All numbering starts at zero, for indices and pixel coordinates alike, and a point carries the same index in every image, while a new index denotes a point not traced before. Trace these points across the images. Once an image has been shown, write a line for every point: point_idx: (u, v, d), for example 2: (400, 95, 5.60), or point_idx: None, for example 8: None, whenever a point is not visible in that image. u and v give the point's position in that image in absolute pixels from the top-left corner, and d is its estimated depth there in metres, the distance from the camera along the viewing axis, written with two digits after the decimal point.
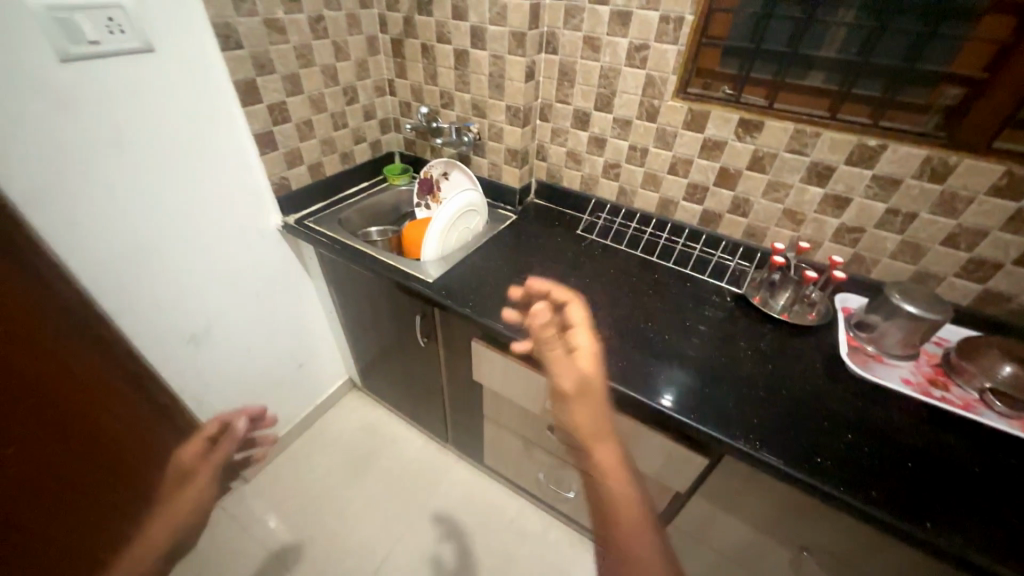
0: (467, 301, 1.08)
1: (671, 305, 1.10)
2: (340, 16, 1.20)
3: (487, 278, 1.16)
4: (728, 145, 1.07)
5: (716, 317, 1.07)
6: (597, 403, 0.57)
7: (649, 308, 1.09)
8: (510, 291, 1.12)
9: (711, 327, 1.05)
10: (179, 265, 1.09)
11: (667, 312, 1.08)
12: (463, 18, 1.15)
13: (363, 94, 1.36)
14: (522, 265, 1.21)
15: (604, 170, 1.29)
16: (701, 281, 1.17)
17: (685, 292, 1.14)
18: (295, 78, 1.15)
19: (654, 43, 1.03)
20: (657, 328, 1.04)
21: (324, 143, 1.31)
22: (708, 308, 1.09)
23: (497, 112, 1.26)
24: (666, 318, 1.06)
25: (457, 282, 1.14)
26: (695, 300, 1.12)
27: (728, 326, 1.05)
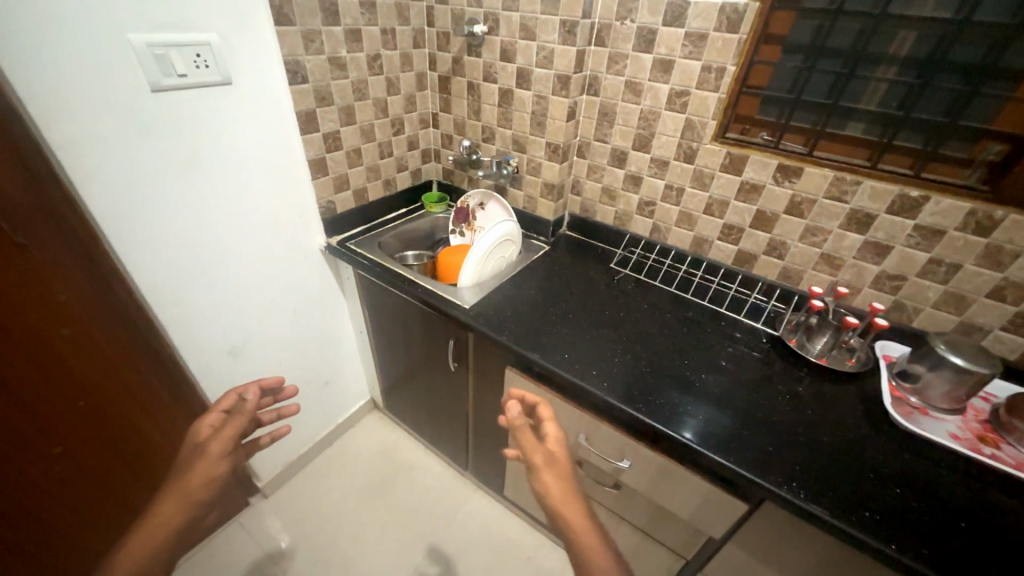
0: (503, 329, 1.09)
1: (705, 344, 1.10)
2: (395, 54, 1.28)
3: (521, 307, 1.18)
4: (766, 189, 1.09)
5: (751, 358, 1.07)
6: (561, 479, 0.78)
7: (684, 346, 1.09)
8: (543, 321, 1.14)
9: (747, 368, 1.04)
10: (228, 281, 1.14)
11: (701, 350, 1.08)
12: (511, 60, 1.22)
13: (409, 126, 1.43)
14: (555, 296, 1.23)
15: (638, 207, 1.32)
16: (735, 321, 1.17)
17: (719, 331, 1.14)
18: (350, 110, 1.22)
19: (695, 90, 1.08)
20: (691, 366, 1.03)
21: (370, 171, 1.37)
22: (743, 348, 1.09)
23: (537, 148, 1.32)
24: (701, 358, 1.06)
25: (492, 309, 1.16)
26: (730, 340, 1.11)
27: (765, 367, 1.04)
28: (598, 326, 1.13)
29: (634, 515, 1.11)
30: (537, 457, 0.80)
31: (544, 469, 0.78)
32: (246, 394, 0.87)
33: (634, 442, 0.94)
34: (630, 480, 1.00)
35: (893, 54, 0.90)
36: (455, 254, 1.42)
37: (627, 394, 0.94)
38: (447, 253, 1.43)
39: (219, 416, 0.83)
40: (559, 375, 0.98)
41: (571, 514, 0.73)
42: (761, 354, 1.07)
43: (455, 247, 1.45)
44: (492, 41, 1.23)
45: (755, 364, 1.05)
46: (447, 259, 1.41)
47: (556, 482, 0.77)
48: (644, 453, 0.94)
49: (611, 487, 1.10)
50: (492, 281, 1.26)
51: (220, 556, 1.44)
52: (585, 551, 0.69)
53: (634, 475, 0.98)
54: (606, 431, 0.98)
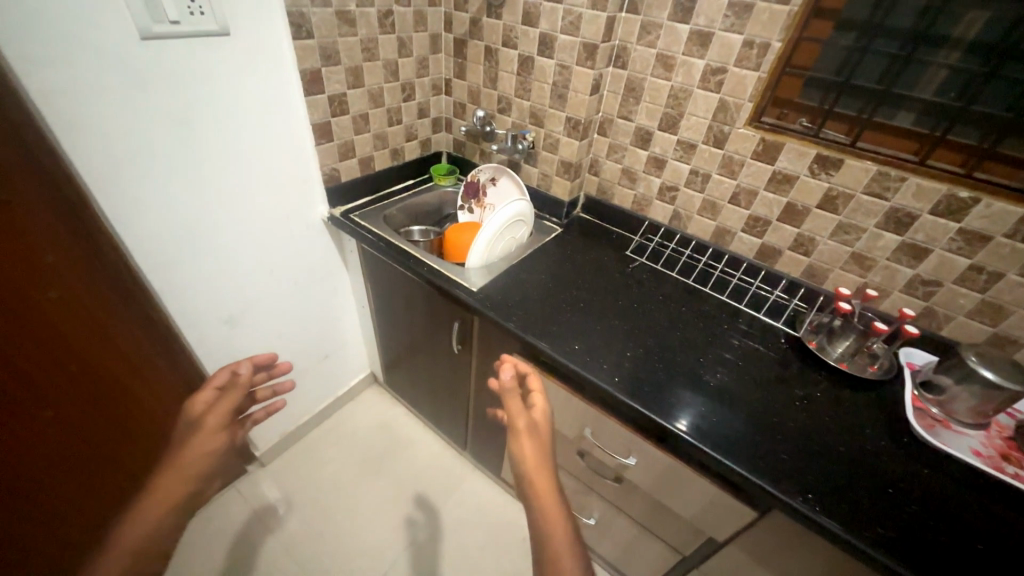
0: (511, 315, 1.05)
1: (721, 340, 1.06)
2: (408, 12, 1.18)
3: (531, 291, 1.13)
4: (800, 181, 1.02)
5: (768, 358, 1.02)
6: (540, 451, 0.73)
7: (699, 342, 1.04)
8: (553, 308, 1.09)
9: (764, 368, 0.99)
10: (224, 249, 1.09)
11: (717, 347, 1.04)
12: (533, 24, 1.13)
13: (421, 92, 1.35)
14: (567, 282, 1.18)
15: (659, 192, 1.25)
16: (754, 318, 1.12)
17: (737, 328, 1.09)
18: (357, 71, 1.14)
19: (733, 67, 0.99)
20: (706, 363, 0.99)
21: (377, 138, 1.29)
22: (761, 346, 1.05)
23: (556, 123, 1.23)
24: (717, 354, 1.02)
25: (500, 293, 1.11)
26: (748, 338, 1.07)
27: (782, 369, 1.00)
28: (610, 316, 1.08)
29: (634, 508, 1.09)
30: (517, 424, 0.76)
31: (525, 441, 0.74)
32: (240, 368, 0.78)
33: (642, 439, 0.90)
34: (634, 476, 0.97)
35: (959, 37, 0.81)
36: (462, 232, 1.37)
37: (638, 390, 0.90)
38: (454, 231, 1.38)
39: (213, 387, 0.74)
40: (568, 367, 0.93)
41: (545, 488, 0.69)
42: (780, 355, 1.03)
43: (463, 225, 1.40)
44: (514, 1, 1.13)
45: (773, 365, 1.00)
46: (453, 237, 1.36)
47: (535, 452, 0.73)
48: (652, 452, 0.90)
49: (613, 480, 1.08)
50: (500, 262, 1.21)
51: (218, 522, 1.45)
52: (552, 523, 0.65)
53: (640, 473, 0.96)
54: (613, 427, 0.94)
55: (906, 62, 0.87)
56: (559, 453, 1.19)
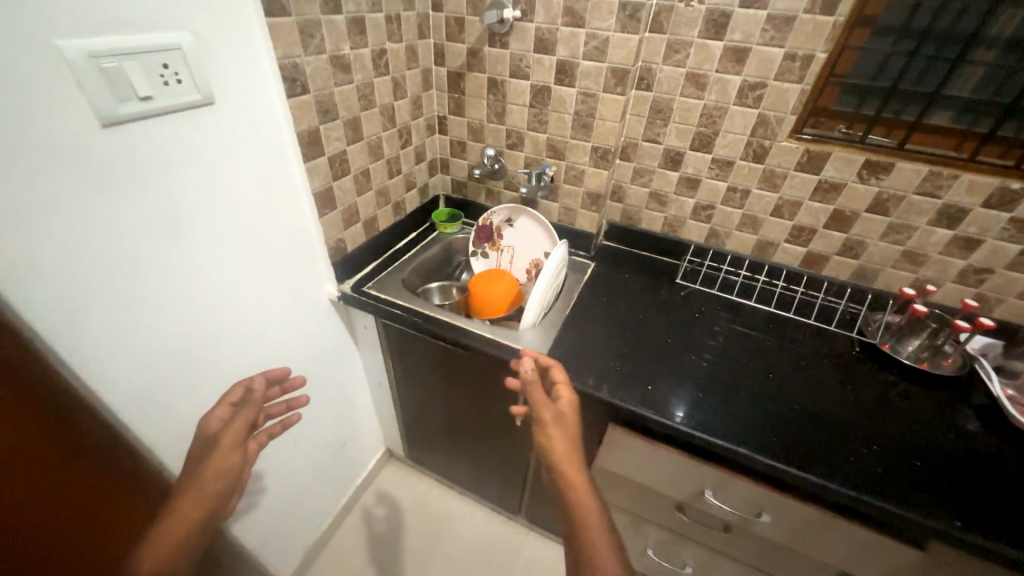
0: (597, 381, 0.92)
1: (802, 359, 1.01)
2: (402, 49, 1.02)
3: (596, 342, 1.02)
4: (848, 187, 1.01)
5: (854, 370, 0.99)
6: (565, 440, 0.77)
7: (783, 366, 1.00)
8: (628, 358, 0.98)
9: (856, 382, 0.96)
10: (227, 364, 0.85)
11: (802, 368, 0.99)
12: (548, 51, 1.02)
13: (417, 134, 1.18)
14: (627, 323, 1.09)
15: (693, 212, 1.20)
16: (818, 329, 1.09)
17: (808, 341, 1.06)
18: (356, 124, 0.96)
19: (773, 82, 0.95)
20: (802, 389, 0.94)
21: (379, 195, 1.11)
22: (841, 359, 1.02)
23: (579, 154, 1.13)
24: (806, 376, 0.97)
25: (572, 355, 0.98)
26: (824, 352, 1.03)
27: (870, 379, 0.97)
28: (688, 355, 1.00)
29: (747, 555, 1.01)
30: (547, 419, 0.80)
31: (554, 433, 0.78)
32: (255, 385, 0.82)
33: (778, 495, 0.82)
34: (761, 530, 0.89)
35: (996, 35, 0.83)
36: (491, 282, 1.22)
37: (766, 444, 0.82)
38: (482, 276, 1.24)
39: (229, 406, 0.78)
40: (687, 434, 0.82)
41: (576, 471, 0.72)
42: (860, 364, 1.01)
43: (494, 273, 1.25)
44: (524, 28, 1.01)
45: (861, 377, 0.98)
46: (476, 282, 1.21)
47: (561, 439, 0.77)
48: (793, 508, 0.82)
49: (722, 531, 0.99)
50: (550, 317, 1.09)
51: None
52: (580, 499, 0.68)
53: (772, 527, 0.87)
54: (744, 487, 0.84)
55: (951, 66, 0.87)
56: (650, 511, 1.07)
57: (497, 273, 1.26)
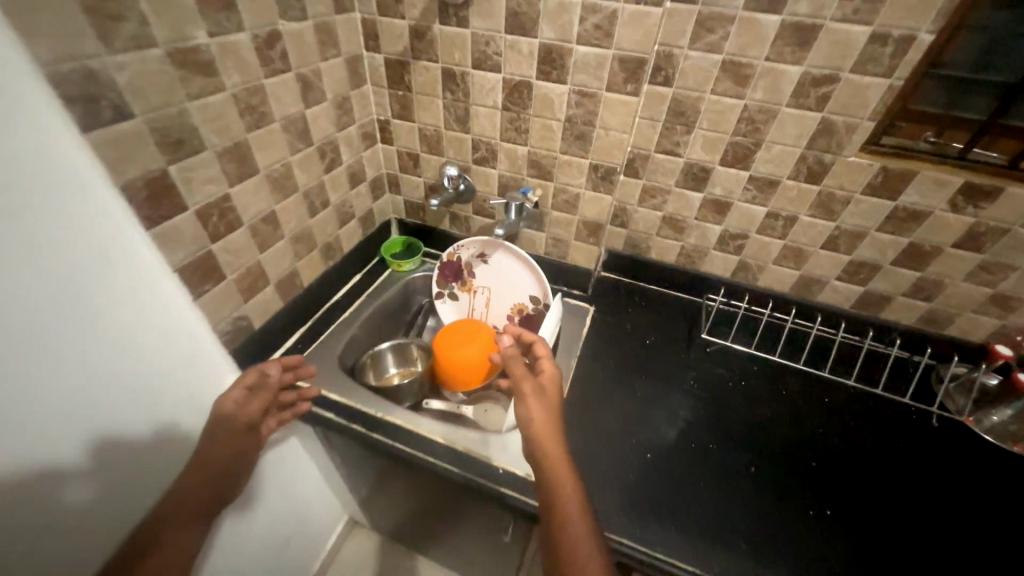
0: (629, 516, 0.65)
1: (874, 445, 0.78)
2: (307, 29, 0.68)
3: (612, 440, 0.75)
4: (932, 217, 0.76)
5: (941, 458, 0.76)
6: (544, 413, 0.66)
7: (856, 459, 0.76)
8: (657, 466, 0.72)
9: (948, 477, 0.74)
10: (63, 537, 0.50)
11: (878, 459, 0.76)
12: (526, 31, 0.70)
13: (348, 150, 0.85)
14: (649, 405, 0.82)
15: (719, 241, 0.93)
16: (883, 397, 0.86)
17: (876, 417, 0.83)
18: (241, 152, 0.63)
19: (848, 75, 0.67)
20: (888, 497, 0.70)
21: (297, 243, 0.79)
22: (925, 443, 0.78)
23: (572, 174, 0.84)
24: (886, 472, 0.74)
25: (589, 468, 0.71)
26: (901, 433, 0.80)
27: (964, 472, 0.75)
28: (734, 452, 0.75)
29: None
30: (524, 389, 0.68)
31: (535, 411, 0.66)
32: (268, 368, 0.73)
33: None
34: None
35: None
36: (461, 341, 0.94)
37: None
38: (453, 329, 0.97)
39: (243, 390, 0.70)
40: None
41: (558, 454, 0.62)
42: (949, 449, 0.78)
43: (469, 326, 0.97)
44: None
45: (952, 469, 0.75)
46: (441, 340, 0.95)
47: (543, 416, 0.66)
48: None
49: None
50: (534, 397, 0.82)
51: None
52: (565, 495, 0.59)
53: None
54: None
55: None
56: None
57: (473, 326, 0.97)
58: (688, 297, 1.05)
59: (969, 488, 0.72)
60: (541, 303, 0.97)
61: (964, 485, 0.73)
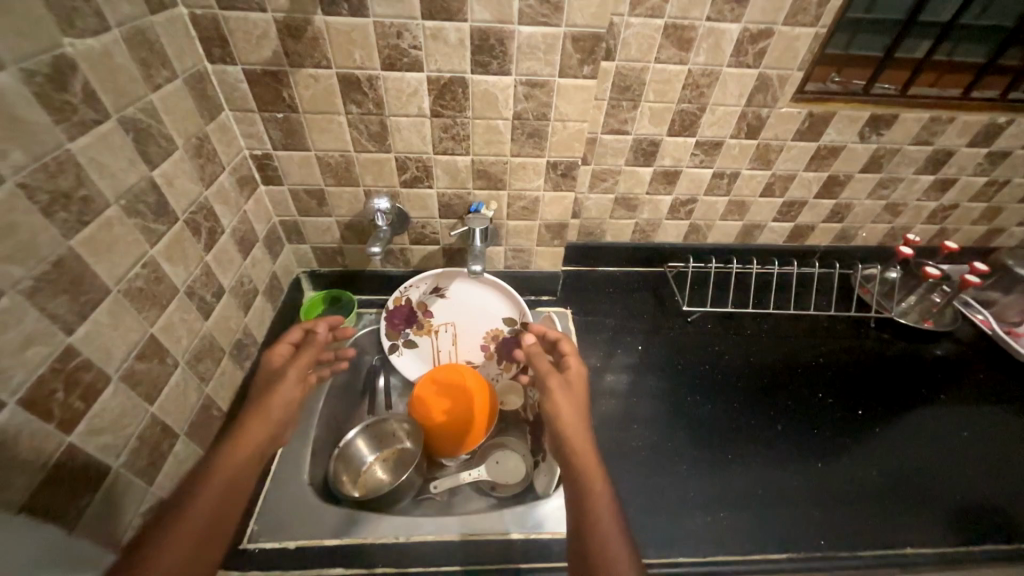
0: (700, 537, 0.64)
1: (858, 376, 0.86)
2: (117, 47, 0.42)
3: (654, 475, 0.70)
4: (846, 150, 0.83)
5: (905, 375, 0.87)
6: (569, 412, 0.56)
7: (855, 399, 0.83)
8: (693, 467, 0.71)
9: (917, 396, 0.84)
10: None
11: (867, 392, 0.84)
12: (453, 13, 0.54)
13: (226, 209, 0.60)
14: (678, 415, 0.78)
15: (670, 210, 0.91)
16: (836, 317, 0.96)
17: (845, 343, 0.92)
18: (70, 273, 0.37)
19: (781, 27, 0.66)
20: (883, 435, 0.78)
21: (197, 363, 0.54)
22: (876, 352, 0.91)
23: (527, 177, 0.72)
24: (874, 400, 0.83)
25: (642, 499, 0.68)
26: (873, 357, 0.90)
27: (919, 380, 0.87)
28: (762, 438, 0.76)
29: None
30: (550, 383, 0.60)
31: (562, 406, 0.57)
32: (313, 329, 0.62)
33: None
34: None
35: None
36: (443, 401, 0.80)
37: (906, 522, 0.68)
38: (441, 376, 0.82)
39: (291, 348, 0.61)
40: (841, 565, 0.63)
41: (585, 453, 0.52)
42: (901, 358, 0.90)
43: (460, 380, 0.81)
44: None
45: (918, 383, 0.86)
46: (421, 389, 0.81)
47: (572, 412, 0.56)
48: None
49: None
50: None
51: None
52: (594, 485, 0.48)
53: None
54: None
55: None
56: None
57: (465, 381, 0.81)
58: (648, 268, 1.02)
59: (908, 375, 0.87)
60: (518, 323, 0.85)
61: (904, 374, 0.87)
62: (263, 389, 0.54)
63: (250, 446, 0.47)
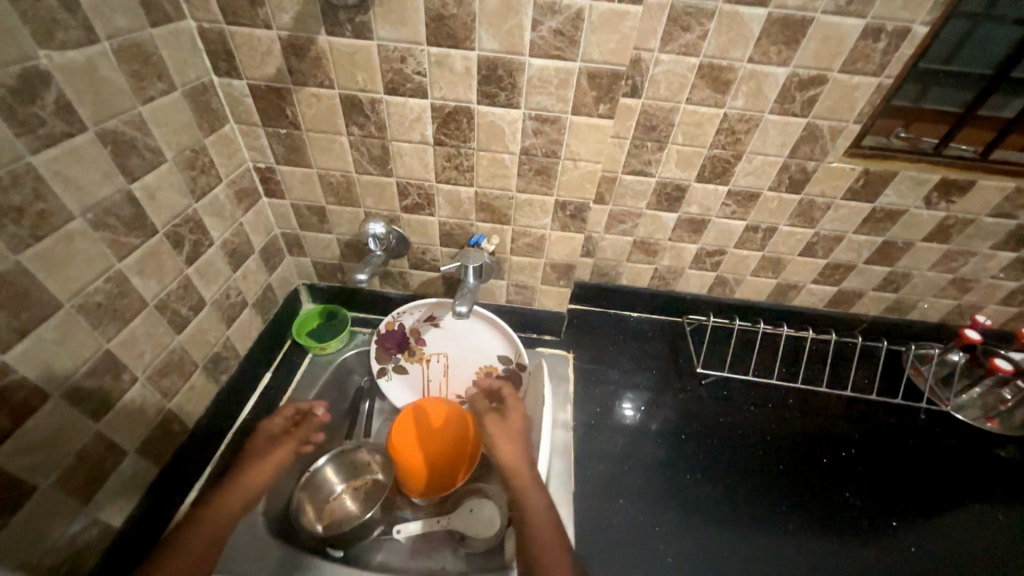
0: None
1: (901, 476, 0.74)
2: (104, 59, 0.41)
3: (635, 553, 0.62)
4: (907, 214, 0.72)
5: (962, 486, 0.73)
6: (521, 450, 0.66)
7: (892, 503, 0.70)
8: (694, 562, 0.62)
9: (972, 511, 0.71)
10: None
11: (909, 497, 0.71)
12: (460, 41, 0.50)
13: (218, 221, 0.59)
14: (674, 487, 0.70)
15: (694, 259, 0.84)
16: (882, 402, 0.83)
17: (890, 434, 0.79)
18: (12, 288, 0.36)
19: (838, 75, 0.58)
20: (919, 550, 0.66)
21: (161, 378, 0.53)
22: (927, 448, 0.78)
23: (533, 214, 0.67)
24: (920, 508, 0.70)
25: None
26: (923, 456, 0.76)
27: (979, 496, 0.73)
28: (769, 531, 0.66)
29: None
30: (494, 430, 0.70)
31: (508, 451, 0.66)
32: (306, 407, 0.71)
33: None
34: None
35: None
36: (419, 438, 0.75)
37: None
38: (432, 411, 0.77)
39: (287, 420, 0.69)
40: None
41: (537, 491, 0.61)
42: (956, 458, 0.77)
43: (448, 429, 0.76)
44: None
45: (973, 497, 0.72)
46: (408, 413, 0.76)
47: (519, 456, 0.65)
48: None
49: None
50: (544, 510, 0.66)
51: None
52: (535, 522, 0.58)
53: None
54: None
55: None
56: None
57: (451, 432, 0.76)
58: (666, 317, 0.94)
59: (963, 482, 0.74)
60: (514, 363, 0.80)
61: (959, 479, 0.74)
62: (255, 454, 0.64)
63: (224, 517, 0.57)
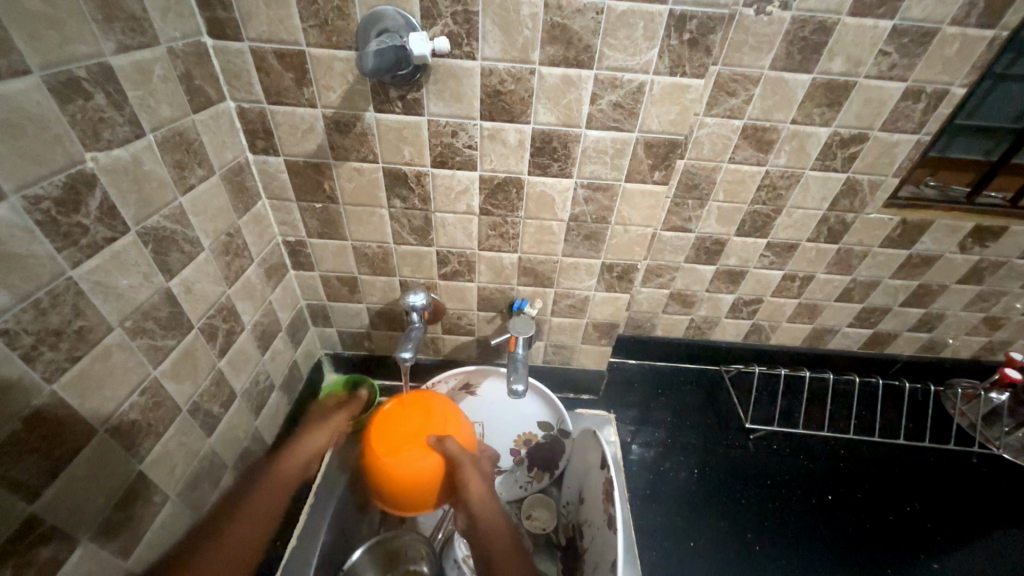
0: None
1: (974, 532, 0.70)
2: (148, 153, 0.38)
3: None
4: (942, 259, 0.73)
5: None
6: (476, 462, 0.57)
7: (970, 561, 0.67)
8: None
9: None
10: None
11: (986, 554, 0.68)
12: (515, 115, 0.49)
13: (249, 303, 0.55)
14: (744, 561, 0.64)
15: (730, 309, 0.82)
16: (934, 449, 0.81)
17: (949, 483, 0.76)
18: (44, 427, 0.31)
19: (878, 133, 0.59)
20: None
21: (191, 490, 0.47)
22: (991, 496, 0.75)
23: (578, 276, 0.64)
24: (1000, 568, 0.66)
25: None
26: (990, 508, 0.73)
27: None
28: None
29: None
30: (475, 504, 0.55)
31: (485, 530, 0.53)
32: None
33: None
34: None
35: None
36: (406, 431, 0.54)
37: None
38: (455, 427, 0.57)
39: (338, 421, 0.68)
40: None
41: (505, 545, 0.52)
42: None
43: (428, 459, 0.53)
44: (456, 72, 0.47)
45: None
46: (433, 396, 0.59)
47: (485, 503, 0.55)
48: None
49: None
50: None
51: None
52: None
53: None
54: None
55: None
56: None
57: (427, 466, 0.53)
58: (700, 366, 0.92)
59: None
60: (555, 430, 0.75)
61: None
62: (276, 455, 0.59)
63: None
